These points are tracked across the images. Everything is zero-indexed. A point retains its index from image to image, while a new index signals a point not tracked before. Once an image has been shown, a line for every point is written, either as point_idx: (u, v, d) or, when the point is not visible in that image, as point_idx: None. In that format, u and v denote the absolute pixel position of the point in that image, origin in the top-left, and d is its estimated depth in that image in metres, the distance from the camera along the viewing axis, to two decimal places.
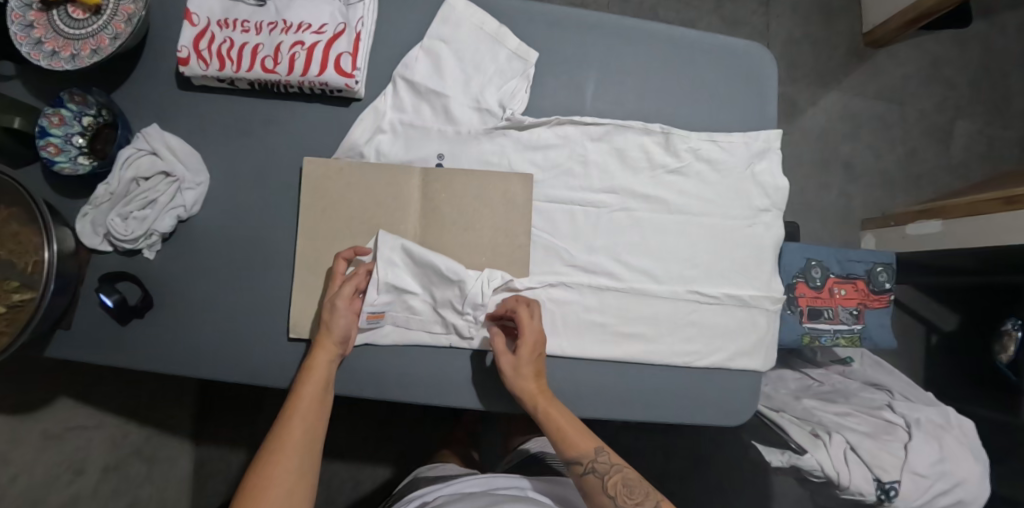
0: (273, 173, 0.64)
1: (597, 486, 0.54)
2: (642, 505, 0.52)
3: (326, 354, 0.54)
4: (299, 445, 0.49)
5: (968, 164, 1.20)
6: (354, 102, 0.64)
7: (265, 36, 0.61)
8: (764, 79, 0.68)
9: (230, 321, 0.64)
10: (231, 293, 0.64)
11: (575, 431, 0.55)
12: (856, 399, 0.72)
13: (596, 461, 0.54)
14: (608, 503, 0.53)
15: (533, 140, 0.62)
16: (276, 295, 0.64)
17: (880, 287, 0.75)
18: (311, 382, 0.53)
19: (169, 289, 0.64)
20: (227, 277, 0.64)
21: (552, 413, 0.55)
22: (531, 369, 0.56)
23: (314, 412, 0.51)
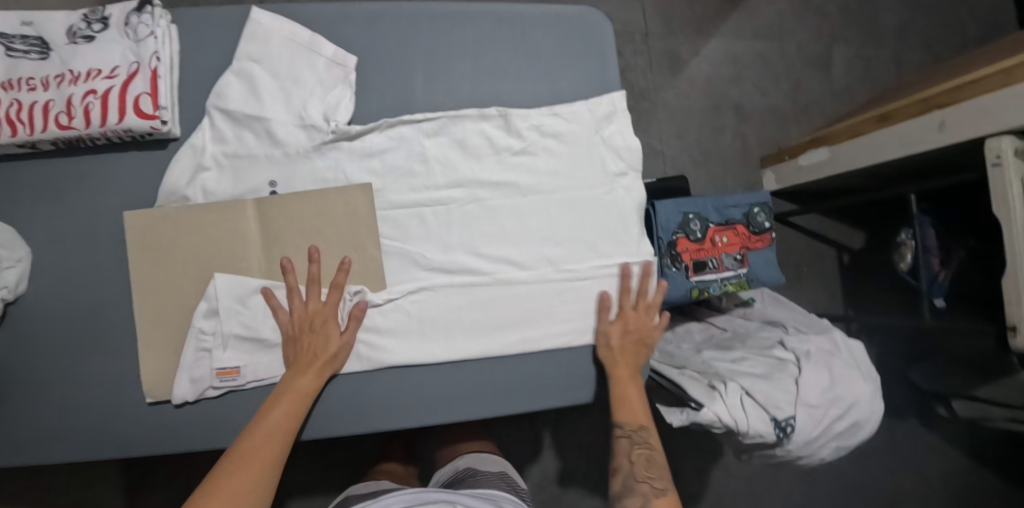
0: (96, 232, 0.60)
1: (625, 450, 0.61)
2: (652, 480, 0.59)
3: (307, 381, 0.55)
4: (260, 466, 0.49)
5: (850, 87, 1.24)
6: (171, 143, 0.60)
7: (54, 90, 0.57)
8: (601, 40, 0.67)
9: (79, 398, 0.59)
10: (76, 368, 0.59)
11: (637, 407, 0.61)
12: (752, 341, 0.73)
13: (637, 432, 0.60)
14: (626, 465, 0.60)
15: (366, 148, 0.60)
16: (126, 359, 0.60)
17: (760, 227, 0.76)
18: (285, 402, 0.53)
19: (7, 378, 0.59)
20: (67, 352, 0.59)
21: (624, 390, 0.60)
22: (626, 348, 0.61)
23: (282, 433, 0.52)
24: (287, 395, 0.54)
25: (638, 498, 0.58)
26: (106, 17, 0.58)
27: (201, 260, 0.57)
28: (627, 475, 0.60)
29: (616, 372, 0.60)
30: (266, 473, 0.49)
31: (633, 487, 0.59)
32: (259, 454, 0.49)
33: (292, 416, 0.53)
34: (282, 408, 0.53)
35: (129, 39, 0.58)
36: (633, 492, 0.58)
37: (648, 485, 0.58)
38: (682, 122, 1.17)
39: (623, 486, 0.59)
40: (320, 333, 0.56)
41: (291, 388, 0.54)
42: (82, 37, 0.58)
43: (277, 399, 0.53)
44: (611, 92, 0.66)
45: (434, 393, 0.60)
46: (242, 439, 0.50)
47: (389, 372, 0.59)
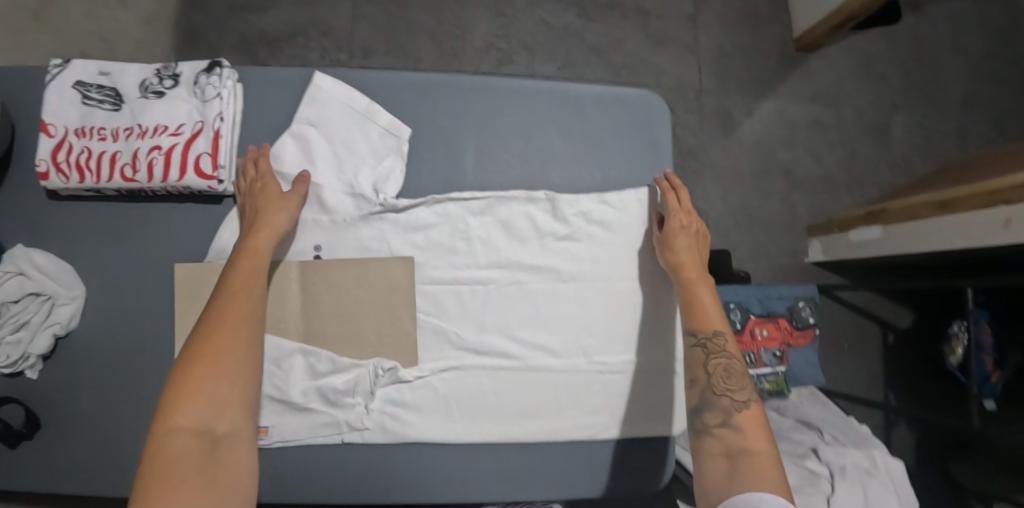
0: (151, 279, 0.62)
1: (699, 360, 0.52)
2: (732, 394, 0.49)
3: (251, 266, 0.52)
4: (227, 337, 0.47)
5: (910, 160, 1.17)
6: (226, 199, 0.62)
7: (123, 142, 0.59)
8: (655, 127, 0.66)
9: (119, 434, 0.61)
10: (115, 406, 0.61)
11: (709, 307, 0.54)
12: (783, 445, 0.69)
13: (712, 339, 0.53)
14: (702, 378, 0.51)
15: (411, 221, 0.60)
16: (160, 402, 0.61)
17: (803, 323, 0.73)
18: (230, 300, 0.50)
19: (54, 407, 0.62)
20: (113, 388, 0.62)
21: (689, 283, 0.56)
22: (682, 242, 0.58)
23: (240, 324, 0.49)
24: (233, 292, 0.50)
25: (719, 414, 0.48)
26: (176, 74, 0.60)
27: None
28: (703, 388, 0.51)
29: (685, 272, 0.57)
30: (248, 385, 0.47)
31: (711, 400, 0.49)
32: (220, 351, 0.46)
33: (249, 303, 0.50)
34: (233, 306, 0.49)
35: (195, 98, 0.59)
36: (711, 405, 0.49)
37: (729, 399, 0.49)
38: (727, 185, 1.16)
39: (700, 398, 0.50)
40: (262, 204, 0.56)
41: (232, 284, 0.51)
42: (153, 92, 0.60)
43: (224, 297, 0.50)
44: (662, 181, 0.65)
45: (453, 475, 0.59)
46: (192, 341, 0.47)
47: (412, 448, 0.59)
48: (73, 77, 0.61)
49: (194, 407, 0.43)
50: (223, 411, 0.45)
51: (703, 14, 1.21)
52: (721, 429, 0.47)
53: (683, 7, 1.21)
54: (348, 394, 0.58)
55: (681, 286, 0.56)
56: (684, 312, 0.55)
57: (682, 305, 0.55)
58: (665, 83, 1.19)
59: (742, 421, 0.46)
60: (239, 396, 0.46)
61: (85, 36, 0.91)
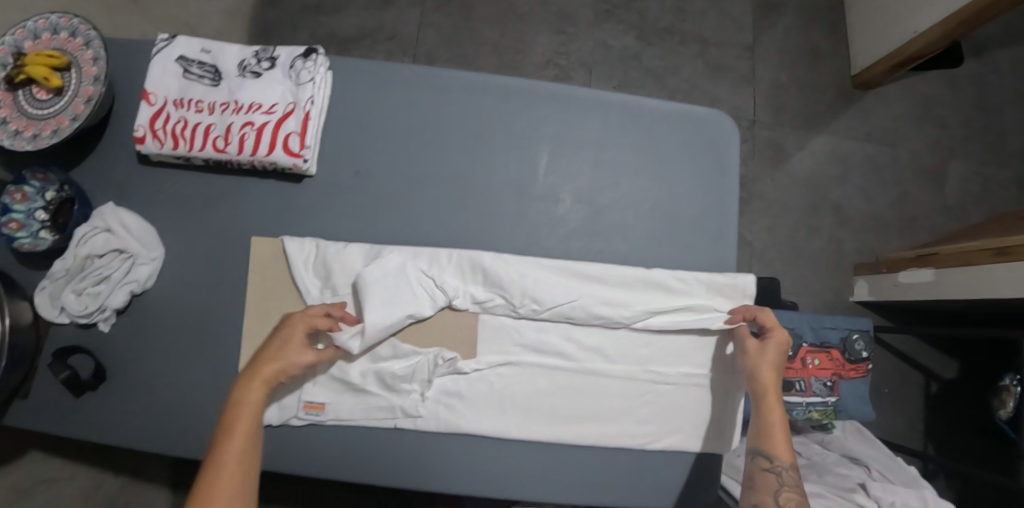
0: (233, 249, 0.65)
1: (771, 487, 0.50)
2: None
3: (261, 386, 0.51)
4: (242, 440, 0.47)
5: (965, 206, 1.15)
6: (306, 178, 0.64)
7: (218, 116, 0.62)
8: (725, 146, 0.67)
9: (189, 393, 0.65)
10: (187, 365, 0.65)
11: (783, 437, 0.53)
12: (829, 478, 0.68)
13: (784, 468, 0.51)
14: (770, 506, 0.49)
15: (482, 219, 0.63)
16: (229, 367, 0.65)
17: (856, 356, 0.72)
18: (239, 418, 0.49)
19: (129, 362, 0.65)
20: (189, 348, 0.65)
21: (772, 407, 0.54)
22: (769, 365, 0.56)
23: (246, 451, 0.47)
24: (240, 414, 0.49)
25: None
26: (274, 57, 0.64)
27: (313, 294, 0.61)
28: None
29: (765, 396, 0.54)
30: (247, 489, 0.46)
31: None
32: (220, 492, 0.44)
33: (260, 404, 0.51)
34: (239, 430, 0.48)
35: (290, 81, 0.63)
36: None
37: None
38: (773, 217, 1.17)
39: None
40: (292, 335, 0.55)
41: (241, 402, 0.50)
42: (251, 72, 0.63)
43: (229, 421, 0.48)
44: (727, 200, 0.66)
45: (499, 468, 0.59)
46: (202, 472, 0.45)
47: (461, 439, 0.60)
48: (177, 52, 0.65)
49: None
50: None
51: (761, 46, 1.23)
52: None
53: (742, 37, 1.23)
54: (404, 378, 0.59)
55: (759, 411, 0.54)
56: (756, 438, 0.54)
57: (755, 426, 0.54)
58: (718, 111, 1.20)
59: None
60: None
61: (177, 24, 0.97)
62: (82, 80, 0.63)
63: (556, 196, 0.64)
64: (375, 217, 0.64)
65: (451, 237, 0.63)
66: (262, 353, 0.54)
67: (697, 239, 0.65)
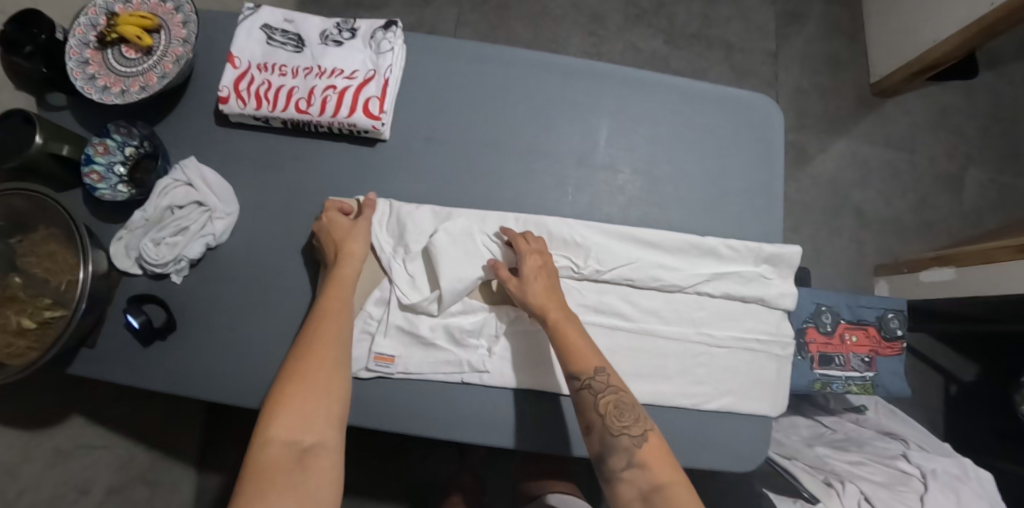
0: (311, 209, 0.68)
1: (592, 403, 0.52)
2: (630, 431, 0.50)
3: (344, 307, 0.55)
4: (333, 346, 0.52)
5: (981, 212, 1.20)
6: (380, 143, 0.68)
7: (301, 80, 0.66)
8: (772, 128, 0.72)
9: (252, 347, 0.66)
10: (252, 319, 0.66)
11: (582, 349, 0.54)
12: (870, 448, 0.71)
13: (597, 376, 0.53)
14: (597, 421, 0.52)
15: (548, 185, 0.67)
16: (293, 323, 0.66)
17: (891, 334, 0.75)
18: (328, 318, 0.54)
19: (200, 315, 0.67)
20: (256, 303, 0.67)
21: (563, 327, 0.55)
22: (537, 284, 0.58)
23: (333, 343, 0.52)
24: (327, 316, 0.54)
25: (623, 456, 0.49)
26: (354, 28, 0.68)
27: (386, 251, 0.63)
28: (602, 431, 0.51)
29: (550, 318, 0.56)
30: (340, 400, 0.49)
31: (614, 444, 0.50)
32: (311, 376, 0.48)
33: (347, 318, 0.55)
34: (326, 327, 0.53)
35: (370, 50, 0.67)
36: (614, 450, 0.49)
37: (628, 438, 0.50)
38: (797, 216, 1.21)
39: (602, 445, 0.51)
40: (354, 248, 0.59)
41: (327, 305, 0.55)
42: (332, 41, 0.67)
43: (318, 320, 0.53)
44: (773, 179, 0.71)
45: (564, 424, 0.62)
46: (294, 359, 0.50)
47: (526, 395, 0.62)
48: (261, 20, 0.69)
49: (297, 408, 0.46)
50: (313, 422, 0.46)
51: (785, 54, 1.29)
52: (630, 472, 0.48)
53: (766, 45, 1.30)
54: (473, 334, 0.62)
55: (553, 337, 0.55)
56: (561, 358, 0.54)
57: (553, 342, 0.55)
58: None
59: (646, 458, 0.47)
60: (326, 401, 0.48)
61: None
62: (171, 41, 0.66)
63: (616, 168, 0.68)
64: (444, 180, 0.67)
65: (517, 202, 0.66)
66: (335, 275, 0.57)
67: (747, 214, 0.69)
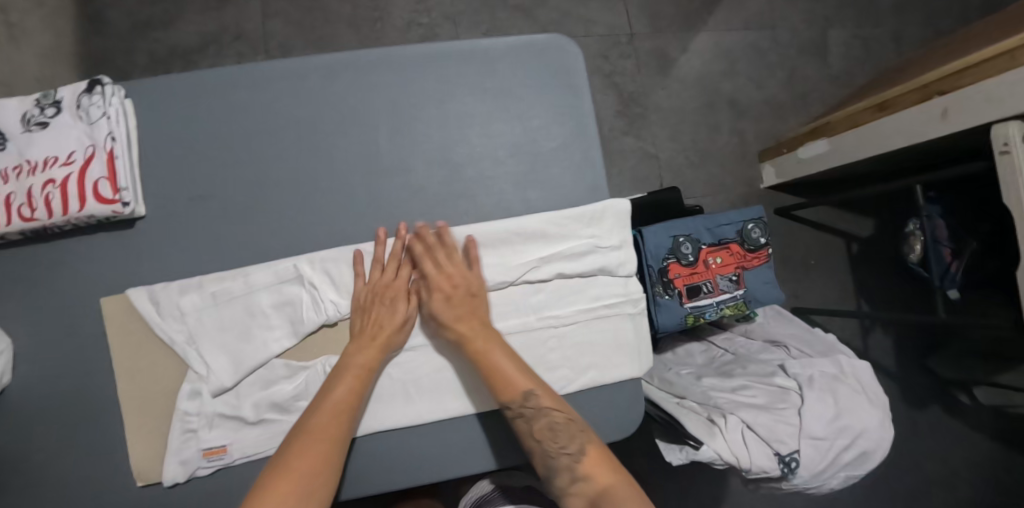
0: (74, 320, 0.57)
1: (526, 430, 0.53)
2: (568, 449, 0.52)
3: (376, 353, 0.55)
4: (348, 396, 0.52)
5: (849, 70, 1.22)
6: (139, 222, 0.59)
7: (15, 183, 0.55)
8: (571, 69, 0.64)
9: (64, 492, 0.56)
10: (54, 460, 0.56)
11: (498, 377, 0.53)
12: (752, 368, 0.70)
13: (532, 405, 0.53)
14: (536, 446, 0.53)
15: (338, 210, 0.59)
16: (103, 449, 0.57)
17: (755, 244, 0.73)
18: (351, 381, 0.53)
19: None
20: (51, 443, 0.57)
21: (488, 361, 0.54)
22: (394, 312, 0.56)
23: (344, 415, 0.52)
24: (351, 373, 0.53)
25: (568, 474, 0.51)
26: (58, 101, 0.57)
27: (180, 340, 0.56)
28: (542, 453, 0.53)
29: (482, 342, 0.55)
30: (334, 449, 0.50)
31: (554, 462, 0.52)
32: (327, 434, 0.50)
33: (377, 355, 0.55)
34: (346, 388, 0.53)
35: (83, 121, 0.56)
36: (557, 467, 0.52)
37: (568, 455, 0.52)
38: (673, 126, 1.17)
39: (545, 467, 0.53)
40: (400, 303, 0.57)
41: (350, 365, 0.54)
42: (36, 124, 0.56)
43: (349, 363, 0.54)
44: (583, 124, 0.64)
45: (426, 455, 0.58)
46: (306, 426, 0.50)
47: (376, 440, 0.58)
48: None
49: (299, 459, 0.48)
50: (303, 463, 0.47)
51: None
52: (575, 486, 0.51)
53: None
54: (301, 397, 0.57)
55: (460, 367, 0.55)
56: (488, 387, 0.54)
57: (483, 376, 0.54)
58: (595, 33, 1.16)
59: (593, 474, 0.50)
60: (329, 473, 0.48)
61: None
62: None
63: (408, 167, 0.60)
64: (221, 240, 0.59)
65: (312, 238, 0.59)
66: (369, 316, 0.56)
67: (564, 172, 0.63)
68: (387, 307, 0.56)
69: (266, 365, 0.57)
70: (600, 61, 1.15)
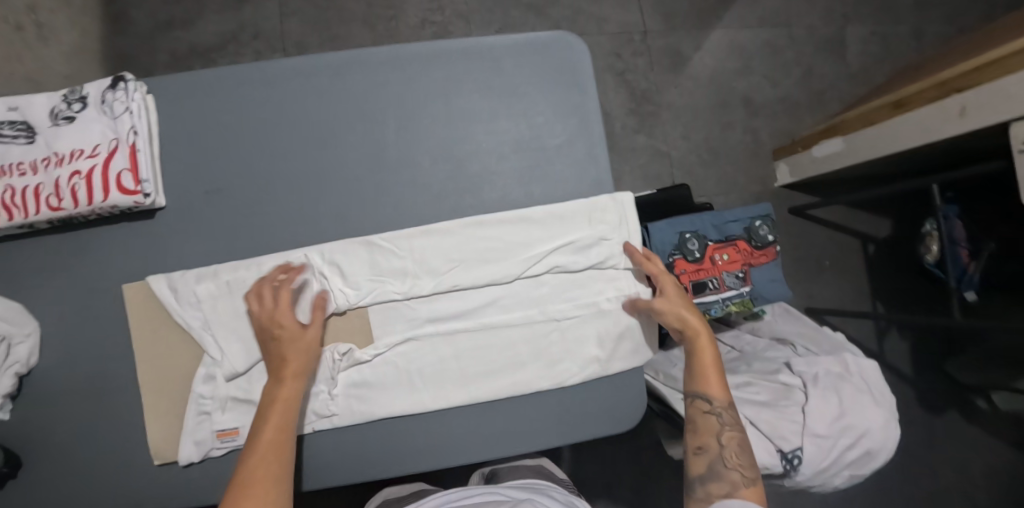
0: (99, 306, 0.60)
1: (712, 428, 0.54)
2: (741, 467, 0.52)
3: (292, 385, 0.52)
4: (276, 430, 0.49)
5: (867, 68, 1.19)
6: (159, 212, 0.61)
7: (42, 174, 0.58)
8: (578, 66, 0.65)
9: (88, 468, 0.59)
10: (79, 438, 0.59)
11: (716, 376, 0.56)
12: (758, 365, 0.70)
13: (724, 409, 0.54)
14: (711, 446, 0.53)
15: (348, 204, 0.61)
16: (125, 429, 0.59)
17: (763, 241, 0.72)
18: (275, 415, 0.50)
19: (24, 448, 0.59)
20: (77, 422, 0.59)
21: (705, 355, 0.56)
22: (299, 348, 0.54)
23: (278, 449, 0.48)
24: (274, 407, 0.50)
25: (726, 484, 0.50)
26: (84, 96, 0.59)
27: (196, 326, 0.59)
28: (713, 457, 0.53)
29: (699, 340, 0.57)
30: (274, 487, 0.46)
31: (722, 471, 0.51)
32: (263, 471, 0.46)
33: (299, 385, 0.53)
34: (273, 423, 0.49)
35: (108, 116, 0.59)
36: (719, 476, 0.51)
37: (738, 472, 0.51)
38: (685, 124, 1.16)
39: (707, 468, 0.52)
40: (298, 337, 0.54)
41: (272, 398, 0.51)
42: (64, 118, 0.59)
43: (270, 399, 0.51)
44: (589, 121, 0.64)
45: (430, 442, 0.60)
46: (241, 467, 0.47)
47: (382, 426, 0.59)
48: None
49: (242, 502, 0.43)
50: (241, 506, 0.43)
51: None
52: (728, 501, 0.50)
53: None
54: None
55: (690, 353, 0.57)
56: (693, 378, 0.56)
57: (694, 368, 0.56)
58: (607, 31, 1.16)
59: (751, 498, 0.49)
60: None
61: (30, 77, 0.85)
62: None
63: (415, 162, 0.62)
64: (236, 230, 0.61)
65: (322, 230, 0.61)
66: (275, 355, 0.53)
67: (570, 168, 0.64)
68: (292, 345, 0.54)
69: None
70: (613, 59, 1.15)
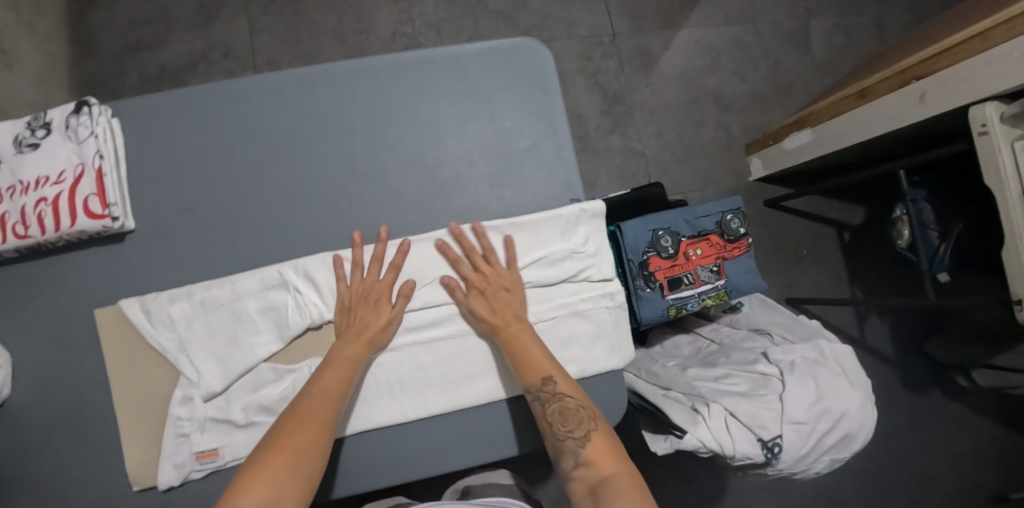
0: (72, 332, 0.60)
1: (541, 413, 0.53)
2: (573, 433, 0.50)
3: (360, 346, 0.55)
4: (339, 382, 0.52)
5: (833, 59, 1.22)
6: (129, 235, 0.61)
7: (9, 202, 0.57)
8: (542, 70, 0.66)
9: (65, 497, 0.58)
10: (56, 467, 0.58)
11: (526, 360, 0.55)
12: (736, 356, 0.71)
13: (536, 389, 0.53)
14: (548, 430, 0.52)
15: (321, 217, 0.61)
16: (104, 455, 0.59)
17: (734, 234, 0.74)
18: (335, 369, 0.53)
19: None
20: (54, 451, 0.59)
21: (511, 344, 0.56)
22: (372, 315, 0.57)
23: (334, 397, 0.51)
24: (334, 364, 0.54)
25: (570, 458, 0.49)
26: (48, 122, 0.59)
27: (170, 348, 0.58)
28: (554, 438, 0.51)
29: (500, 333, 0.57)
30: (323, 432, 0.48)
31: (563, 449, 0.50)
32: (318, 414, 0.49)
33: (364, 348, 0.56)
34: (334, 374, 0.53)
35: (73, 141, 0.59)
36: (563, 453, 0.50)
37: (573, 440, 0.50)
38: (659, 122, 1.18)
39: (555, 450, 0.51)
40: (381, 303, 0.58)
41: (339, 356, 0.54)
42: (28, 145, 0.58)
43: (338, 353, 0.55)
44: (557, 123, 0.65)
45: (414, 452, 0.60)
46: (298, 405, 0.50)
47: (363, 438, 0.59)
48: None
49: (292, 434, 0.47)
50: (293, 438, 0.47)
51: None
52: (579, 471, 0.48)
53: None
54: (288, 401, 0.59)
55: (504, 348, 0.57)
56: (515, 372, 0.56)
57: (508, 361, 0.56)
58: (577, 35, 1.18)
59: (590, 458, 0.48)
60: (319, 458, 0.47)
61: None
62: None
63: (386, 171, 0.62)
64: (208, 249, 0.61)
65: (295, 244, 0.61)
66: (354, 314, 0.57)
67: (540, 171, 0.65)
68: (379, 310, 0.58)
69: (255, 370, 0.59)
70: (584, 62, 1.17)
